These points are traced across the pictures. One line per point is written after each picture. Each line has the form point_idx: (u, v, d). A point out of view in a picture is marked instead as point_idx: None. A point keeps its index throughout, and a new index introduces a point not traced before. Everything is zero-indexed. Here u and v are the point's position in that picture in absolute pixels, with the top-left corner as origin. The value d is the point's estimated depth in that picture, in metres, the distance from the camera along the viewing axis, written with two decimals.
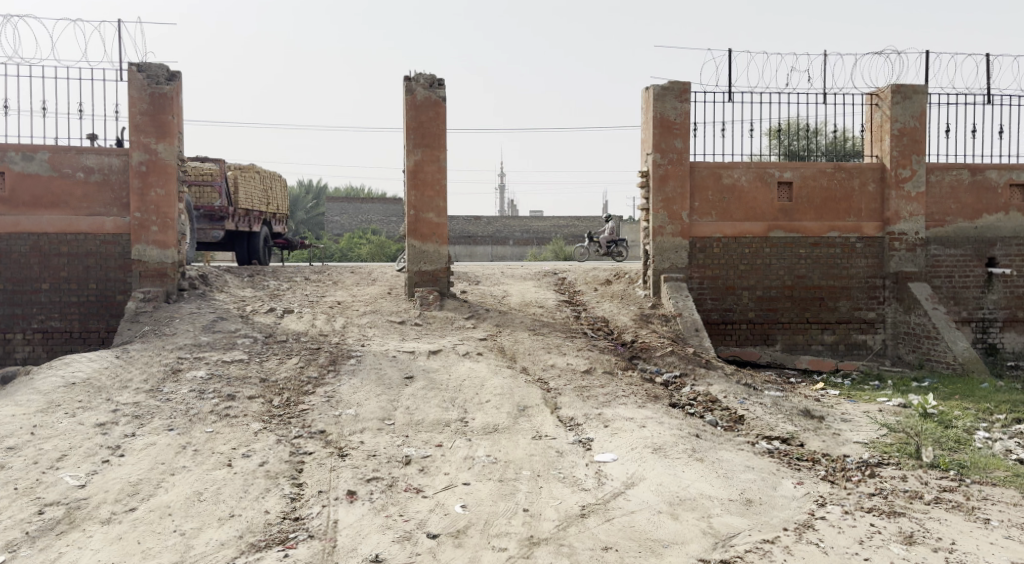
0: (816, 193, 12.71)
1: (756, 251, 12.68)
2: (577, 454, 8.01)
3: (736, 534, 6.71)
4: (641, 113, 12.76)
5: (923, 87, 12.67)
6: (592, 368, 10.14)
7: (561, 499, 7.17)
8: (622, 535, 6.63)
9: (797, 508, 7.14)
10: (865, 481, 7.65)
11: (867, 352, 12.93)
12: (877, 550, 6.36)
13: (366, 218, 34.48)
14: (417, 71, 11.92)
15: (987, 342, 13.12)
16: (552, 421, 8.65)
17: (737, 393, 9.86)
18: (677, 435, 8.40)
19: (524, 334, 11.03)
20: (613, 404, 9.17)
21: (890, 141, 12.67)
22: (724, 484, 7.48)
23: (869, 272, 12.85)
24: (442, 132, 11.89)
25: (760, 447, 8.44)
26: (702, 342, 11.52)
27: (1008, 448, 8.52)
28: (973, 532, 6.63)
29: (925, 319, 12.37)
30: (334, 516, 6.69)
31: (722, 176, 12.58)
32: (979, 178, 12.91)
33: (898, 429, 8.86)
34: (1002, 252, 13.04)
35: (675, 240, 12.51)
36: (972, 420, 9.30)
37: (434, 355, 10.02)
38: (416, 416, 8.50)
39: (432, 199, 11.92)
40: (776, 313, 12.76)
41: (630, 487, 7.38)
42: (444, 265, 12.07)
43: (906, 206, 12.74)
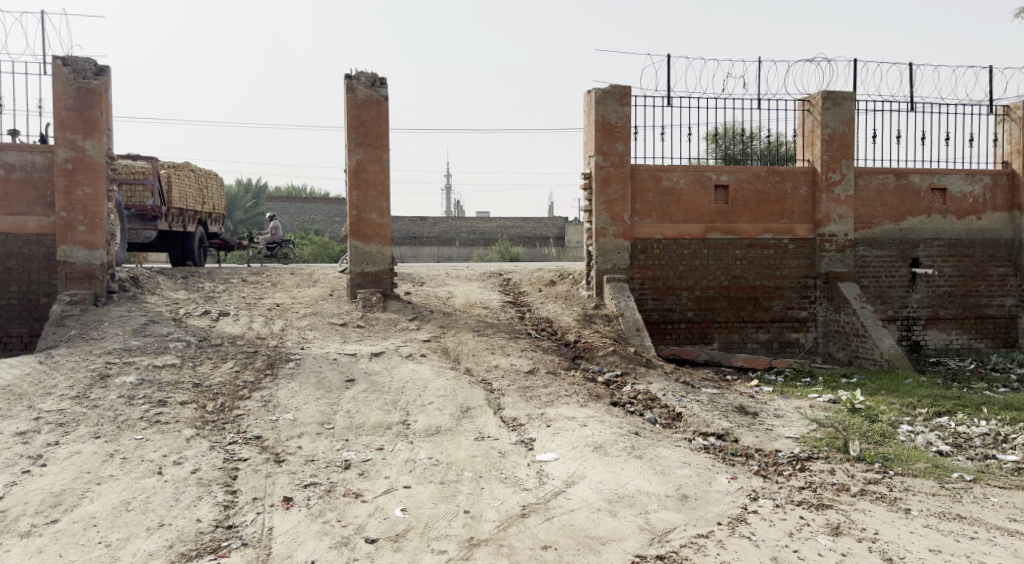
0: (751, 196, 13.01)
1: (694, 252, 12.92)
2: (518, 455, 8.07)
3: (671, 530, 6.83)
4: (584, 116, 12.90)
5: (852, 94, 13.04)
6: (535, 368, 10.20)
7: (501, 500, 7.21)
8: (560, 534, 6.71)
9: (731, 502, 7.30)
10: (796, 475, 7.87)
11: (799, 350, 13.29)
12: (805, 542, 6.55)
13: (308, 218, 33.94)
14: (358, 69, 11.81)
15: (911, 340, 13.60)
16: (494, 422, 8.69)
17: (675, 391, 10.03)
18: (617, 433, 8.51)
19: (468, 335, 11.05)
20: (555, 404, 9.24)
21: (820, 146, 13.02)
22: (661, 480, 7.61)
23: (801, 273, 13.22)
24: (384, 132, 11.84)
25: (696, 444, 8.63)
26: (643, 342, 11.68)
27: (929, 440, 8.86)
28: (894, 522, 6.89)
29: (854, 317, 12.74)
30: (269, 523, 6.62)
31: (662, 179, 12.79)
32: (904, 183, 13.38)
33: (827, 424, 9.15)
34: (924, 252, 13.53)
35: (617, 241, 12.67)
36: (897, 415, 9.65)
37: (376, 358, 9.97)
38: (356, 420, 8.44)
39: (375, 200, 11.86)
40: (714, 312, 13.01)
41: (570, 487, 7.46)
42: (387, 266, 12.00)
43: (836, 209, 13.13)
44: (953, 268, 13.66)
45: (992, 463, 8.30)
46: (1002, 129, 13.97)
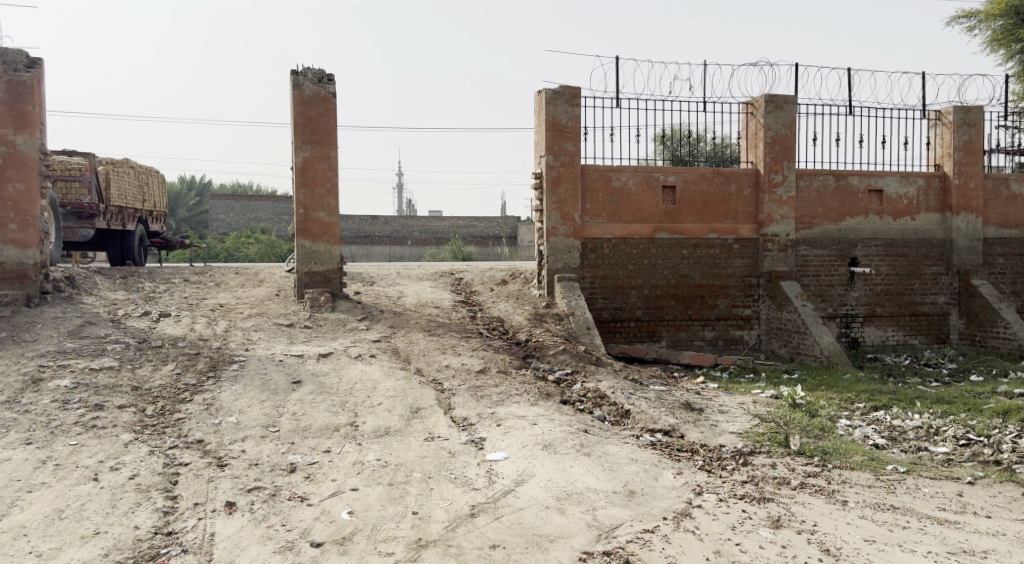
0: (697, 196, 13.21)
1: (643, 252, 13.07)
2: (468, 454, 8.07)
3: (618, 526, 6.91)
4: (534, 115, 12.95)
5: (793, 97, 13.32)
6: (486, 368, 10.19)
7: (450, 500, 7.20)
8: (509, 532, 6.73)
9: (676, 497, 7.41)
10: (739, 469, 8.03)
11: (743, 347, 13.55)
12: (746, 535, 6.68)
13: (255, 216, 33.45)
14: (304, 65, 11.67)
15: (849, 336, 13.96)
16: (444, 422, 8.68)
17: (624, 388, 10.12)
18: (566, 431, 8.57)
19: (419, 336, 11.00)
20: (505, 404, 9.25)
21: (763, 148, 13.27)
22: (609, 477, 7.69)
23: (745, 272, 13.49)
24: (331, 129, 11.73)
25: (644, 440, 8.74)
26: (593, 341, 11.77)
27: (866, 434, 9.11)
28: (831, 514, 7.06)
29: (795, 315, 13.02)
30: (211, 529, 6.52)
31: (611, 179, 12.91)
32: (843, 185, 13.72)
33: (769, 419, 9.36)
34: (862, 252, 13.90)
35: (567, 240, 12.75)
36: (835, 409, 9.90)
37: (323, 359, 9.87)
38: (303, 422, 8.34)
39: (323, 199, 11.74)
40: (661, 311, 13.18)
41: (519, 485, 7.49)
42: (336, 266, 11.88)
43: (779, 210, 13.40)
44: (890, 267, 14.04)
45: (925, 455, 8.57)
46: (933, 133, 14.38)
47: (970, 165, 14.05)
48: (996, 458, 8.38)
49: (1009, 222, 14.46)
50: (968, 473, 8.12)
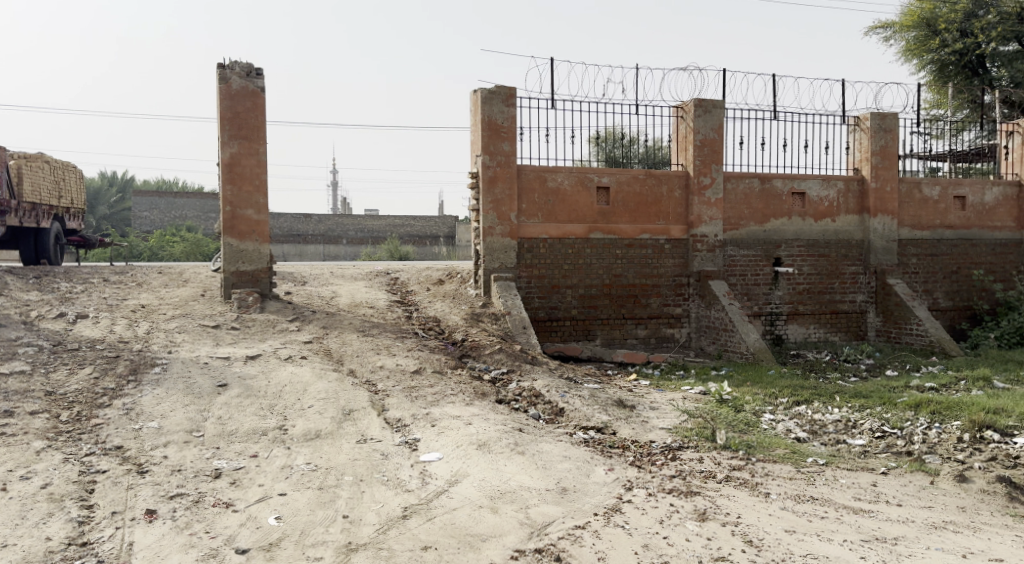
0: (629, 197, 13.38)
1: (578, 252, 13.18)
2: (402, 456, 8.01)
3: (550, 523, 6.94)
4: (469, 115, 12.93)
5: (722, 101, 13.60)
6: (421, 368, 10.12)
7: (382, 502, 7.14)
8: (441, 533, 6.71)
9: (608, 493, 7.49)
10: (667, 464, 8.17)
11: (674, 345, 13.80)
12: (674, 528, 6.79)
13: (180, 214, 32.52)
14: (232, 59, 11.42)
15: (774, 334, 14.34)
16: (377, 424, 8.59)
17: (559, 386, 10.18)
18: (501, 430, 8.58)
19: (353, 336, 10.87)
20: (440, 404, 9.21)
21: (692, 151, 13.51)
22: (542, 475, 7.73)
23: (675, 271, 13.72)
24: (260, 125, 11.50)
25: (577, 438, 8.80)
26: (529, 340, 11.81)
27: (789, 427, 9.38)
28: (755, 506, 7.24)
29: (723, 313, 13.30)
30: (129, 538, 6.35)
31: (547, 179, 12.97)
32: (768, 187, 14.07)
33: (697, 415, 9.56)
34: (786, 252, 14.28)
35: (503, 240, 12.76)
36: (760, 404, 10.18)
37: (252, 361, 9.66)
38: (229, 426, 8.15)
39: (251, 196, 11.50)
40: (596, 309, 13.30)
41: (453, 485, 7.47)
42: (264, 265, 11.66)
43: (707, 211, 13.68)
44: (812, 267, 14.47)
45: (843, 447, 8.86)
46: (853, 138, 14.87)
47: (886, 169, 14.57)
48: (908, 449, 8.72)
49: (922, 224, 15.02)
50: (882, 463, 8.43)
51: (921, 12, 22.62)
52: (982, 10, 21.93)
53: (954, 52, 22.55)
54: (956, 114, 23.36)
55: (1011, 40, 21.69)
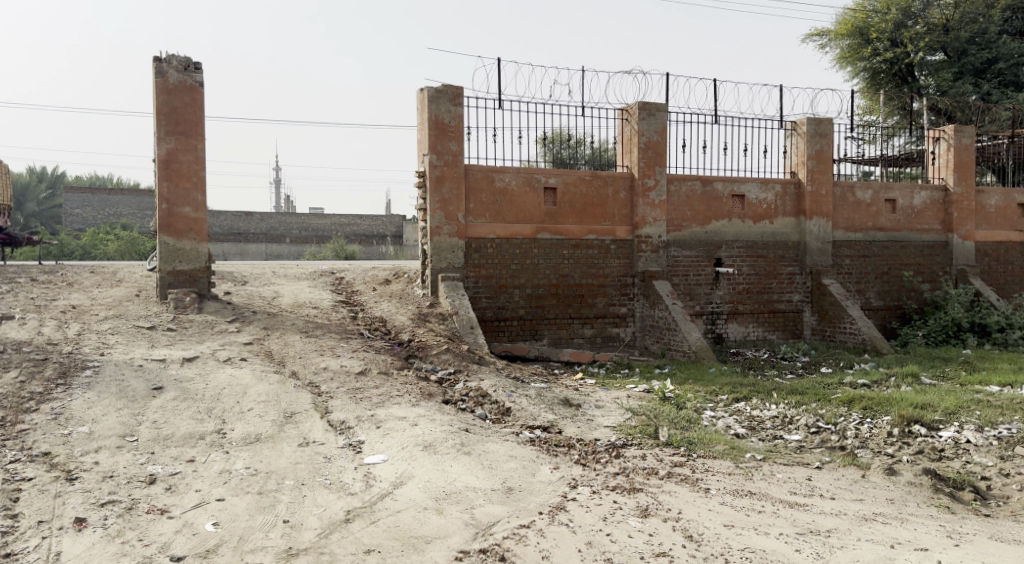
0: (575, 198, 13.46)
1: (525, 252, 13.19)
2: (345, 459, 7.91)
3: (495, 523, 6.93)
4: (416, 114, 12.84)
5: (665, 105, 13.76)
6: (366, 369, 10.00)
7: (324, 506, 7.04)
8: (384, 536, 6.65)
9: (552, 492, 7.51)
10: (611, 462, 8.23)
11: (619, 344, 13.91)
12: (617, 525, 6.84)
13: (114, 211, 31.65)
14: (169, 52, 11.14)
15: (715, 332, 14.57)
16: (320, 426, 8.47)
17: (505, 386, 10.17)
18: (447, 431, 8.53)
19: (295, 337, 10.69)
20: (386, 405, 9.13)
21: (637, 153, 13.65)
22: (488, 474, 7.71)
23: (621, 272, 13.84)
24: (198, 120, 11.25)
25: (523, 437, 8.81)
26: (476, 340, 11.80)
27: (728, 424, 9.54)
28: (695, 501, 7.34)
29: (666, 312, 13.47)
30: (56, 548, 6.20)
31: (494, 180, 12.96)
32: (709, 190, 14.30)
33: (640, 413, 9.67)
34: (726, 253, 14.54)
35: (451, 240, 12.71)
36: (701, 401, 10.34)
37: (189, 363, 9.44)
38: (164, 431, 7.95)
39: (188, 193, 11.24)
40: (543, 309, 13.34)
41: (397, 488, 7.41)
42: (202, 264, 11.40)
43: (651, 213, 13.83)
44: (751, 267, 14.76)
45: (779, 443, 9.06)
46: (790, 142, 15.19)
47: (821, 172, 14.91)
48: (841, 444, 8.95)
49: (855, 227, 15.43)
50: (817, 458, 8.63)
51: (854, 21, 23.27)
52: (911, 20, 22.65)
53: (886, 61, 23.30)
54: (887, 120, 24.09)
55: (937, 49, 22.65)
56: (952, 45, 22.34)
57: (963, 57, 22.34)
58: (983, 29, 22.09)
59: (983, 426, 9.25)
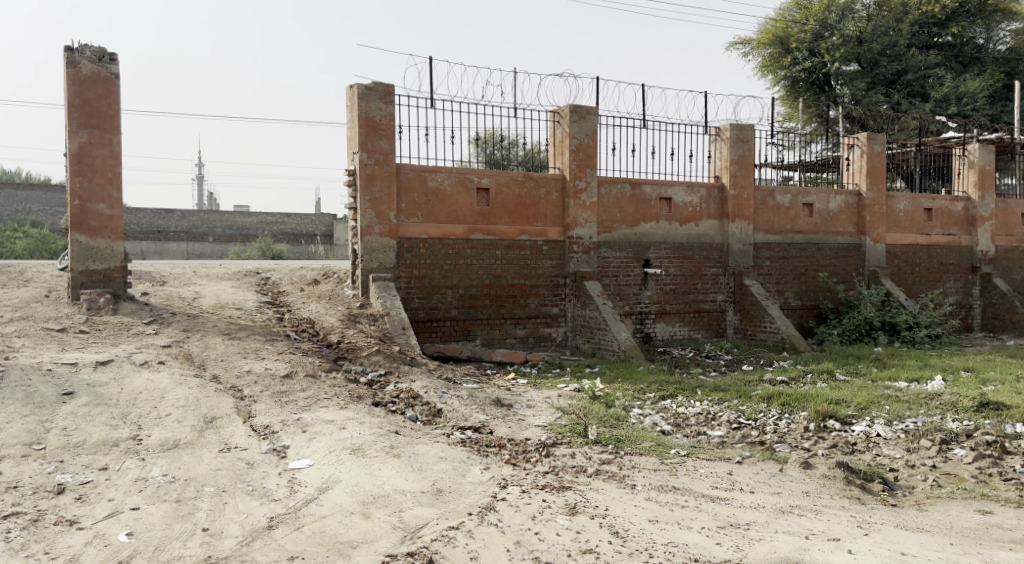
0: (508, 199, 13.47)
1: (458, 252, 13.12)
2: (269, 464, 7.72)
3: (423, 525, 6.86)
4: (345, 111, 12.64)
5: (596, 108, 13.89)
6: (292, 372, 9.76)
7: (246, 513, 6.85)
8: (308, 542, 6.52)
9: (482, 492, 7.47)
10: (541, 461, 8.24)
11: (550, 344, 13.95)
12: (545, 523, 6.84)
13: (23, 207, 30.33)
14: (81, 42, 10.70)
15: (643, 332, 14.76)
16: (242, 432, 8.24)
17: (436, 387, 10.10)
18: (376, 434, 8.41)
19: (217, 340, 10.38)
20: (313, 408, 8.95)
21: (568, 156, 13.72)
22: (417, 477, 7.63)
23: (553, 272, 13.90)
24: (113, 113, 10.85)
25: (454, 438, 8.75)
26: (407, 341, 11.68)
27: (655, 421, 9.69)
28: (622, 498, 7.41)
29: (597, 312, 13.58)
30: None
31: (426, 179, 12.86)
32: (638, 192, 14.50)
33: (570, 412, 9.73)
34: (655, 254, 14.76)
35: (382, 240, 12.53)
36: (629, 400, 10.46)
37: (103, 367, 9.08)
38: (74, 438, 7.62)
39: (103, 189, 10.83)
40: (476, 310, 13.28)
41: (323, 493, 7.26)
42: (118, 264, 10.99)
43: (582, 214, 13.93)
44: (678, 268, 15.02)
45: (703, 438, 9.23)
46: (714, 147, 15.48)
47: (744, 177, 15.28)
48: (761, 439, 9.17)
49: (775, 230, 15.85)
50: (738, 453, 8.81)
51: (775, 31, 24.01)
52: (828, 31, 23.43)
53: (804, 70, 24.02)
54: (805, 127, 24.82)
55: (852, 60, 23.42)
56: (866, 57, 23.20)
57: (876, 68, 23.22)
58: (893, 42, 23.04)
59: (892, 420, 9.63)
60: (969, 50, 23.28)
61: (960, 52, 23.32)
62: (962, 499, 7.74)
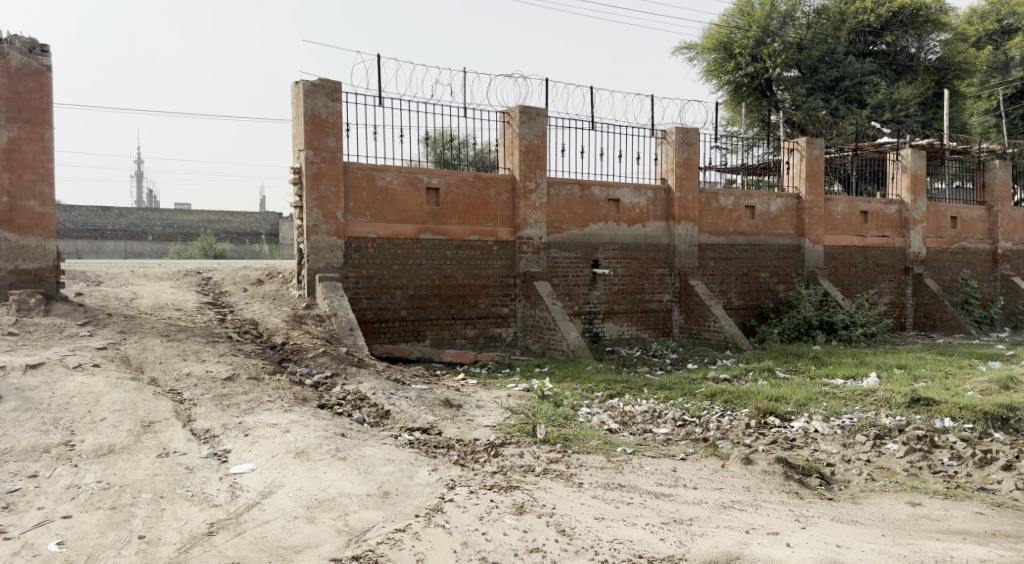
0: (458, 199, 13.40)
1: (407, 252, 12.99)
2: (210, 469, 7.52)
3: (369, 529, 6.76)
4: (290, 108, 12.42)
5: (545, 110, 13.91)
6: (235, 375, 9.54)
7: (184, 519, 6.66)
8: (250, 548, 6.37)
9: (429, 494, 7.39)
10: (490, 461, 8.20)
11: (500, 344, 13.90)
12: (493, 524, 6.80)
13: None
14: (11, 32, 10.32)
15: (592, 331, 14.82)
16: (182, 436, 8.02)
17: (384, 388, 9.98)
18: (322, 436, 8.27)
19: (155, 341, 10.08)
20: (255, 412, 8.76)
21: (518, 156, 13.70)
22: (363, 480, 7.51)
23: (502, 273, 13.87)
24: (44, 107, 10.49)
25: (402, 440, 8.65)
26: (355, 342, 11.53)
27: (603, 420, 9.73)
28: (569, 496, 7.41)
29: (547, 312, 13.59)
30: None
31: (375, 178, 12.71)
32: (587, 194, 14.57)
33: (518, 412, 9.71)
34: (603, 255, 14.84)
35: (329, 239, 12.33)
36: (578, 399, 10.49)
37: (33, 371, 8.75)
38: (2, 445, 7.33)
39: (34, 186, 10.45)
40: (425, 310, 13.16)
41: (266, 497, 7.10)
42: (50, 263, 10.60)
43: (532, 215, 13.93)
44: (626, 269, 15.13)
45: (649, 436, 9.29)
46: (660, 150, 15.64)
47: (689, 179, 15.47)
48: (704, 436, 9.27)
49: (719, 231, 16.08)
50: (682, 450, 8.89)
51: (719, 36, 24.41)
52: (770, 38, 23.92)
53: (747, 75, 24.45)
54: (748, 132, 25.24)
55: (792, 66, 23.93)
56: (806, 63, 23.69)
57: (815, 75, 23.73)
58: (832, 49, 23.56)
59: (829, 416, 9.84)
60: (902, 59, 23.99)
61: (893, 60, 24.03)
62: (894, 491, 7.94)
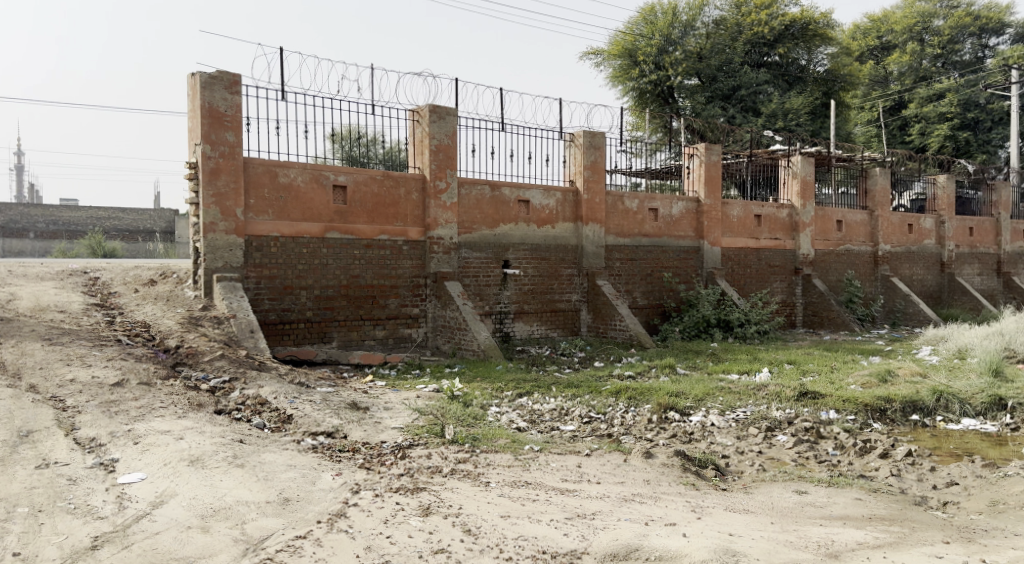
0: (366, 198, 13.17)
1: (313, 252, 12.67)
2: (95, 480, 7.11)
3: (268, 536, 6.52)
4: (187, 100, 11.94)
5: (455, 110, 13.80)
6: (124, 380, 9.07)
7: (66, 534, 6.28)
8: (138, 561, 6.05)
9: (333, 498, 7.18)
10: (396, 463, 8.04)
11: (410, 344, 13.70)
12: (398, 526, 6.67)
13: None
14: None
15: (503, 331, 14.80)
16: (64, 445, 7.56)
17: (287, 392, 9.68)
18: (218, 443, 7.94)
19: (35, 346, 9.49)
20: (146, 419, 8.34)
21: (428, 156, 13.56)
22: (263, 487, 7.24)
23: (413, 273, 13.69)
24: None
25: (305, 445, 8.40)
26: (255, 344, 11.16)
27: (512, 419, 9.72)
28: (476, 495, 7.35)
29: (457, 312, 13.49)
30: None
31: (277, 174, 12.35)
32: (497, 194, 14.55)
33: (427, 412, 9.59)
34: (513, 255, 14.86)
35: (228, 237, 11.89)
36: (487, 398, 10.45)
37: None
38: None
39: None
40: (332, 311, 12.86)
41: (156, 508, 6.76)
42: None
43: (442, 215, 13.81)
44: (536, 269, 15.19)
45: (556, 434, 9.32)
46: (568, 152, 15.79)
47: (597, 181, 15.66)
48: (608, 432, 9.38)
49: (625, 232, 16.35)
50: (587, 446, 8.95)
51: (624, 43, 24.87)
52: (671, 46, 24.41)
53: (650, 82, 24.97)
54: (652, 136, 25.81)
55: (692, 75, 24.52)
56: (705, 72, 24.36)
57: (714, 84, 24.39)
58: (729, 60, 24.33)
59: (725, 410, 10.13)
60: (794, 70, 24.90)
61: (786, 71, 24.87)
62: (783, 481, 8.20)
